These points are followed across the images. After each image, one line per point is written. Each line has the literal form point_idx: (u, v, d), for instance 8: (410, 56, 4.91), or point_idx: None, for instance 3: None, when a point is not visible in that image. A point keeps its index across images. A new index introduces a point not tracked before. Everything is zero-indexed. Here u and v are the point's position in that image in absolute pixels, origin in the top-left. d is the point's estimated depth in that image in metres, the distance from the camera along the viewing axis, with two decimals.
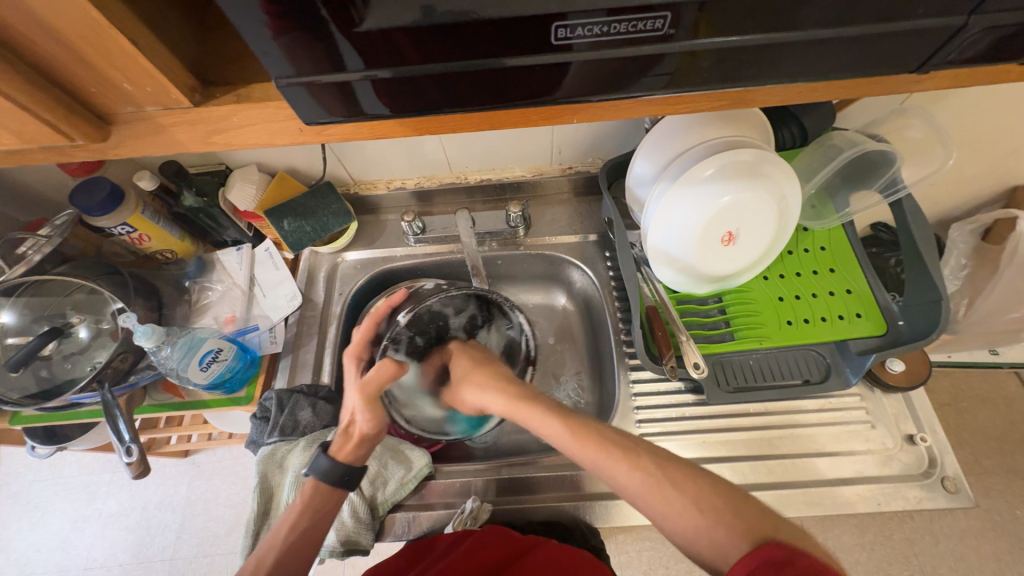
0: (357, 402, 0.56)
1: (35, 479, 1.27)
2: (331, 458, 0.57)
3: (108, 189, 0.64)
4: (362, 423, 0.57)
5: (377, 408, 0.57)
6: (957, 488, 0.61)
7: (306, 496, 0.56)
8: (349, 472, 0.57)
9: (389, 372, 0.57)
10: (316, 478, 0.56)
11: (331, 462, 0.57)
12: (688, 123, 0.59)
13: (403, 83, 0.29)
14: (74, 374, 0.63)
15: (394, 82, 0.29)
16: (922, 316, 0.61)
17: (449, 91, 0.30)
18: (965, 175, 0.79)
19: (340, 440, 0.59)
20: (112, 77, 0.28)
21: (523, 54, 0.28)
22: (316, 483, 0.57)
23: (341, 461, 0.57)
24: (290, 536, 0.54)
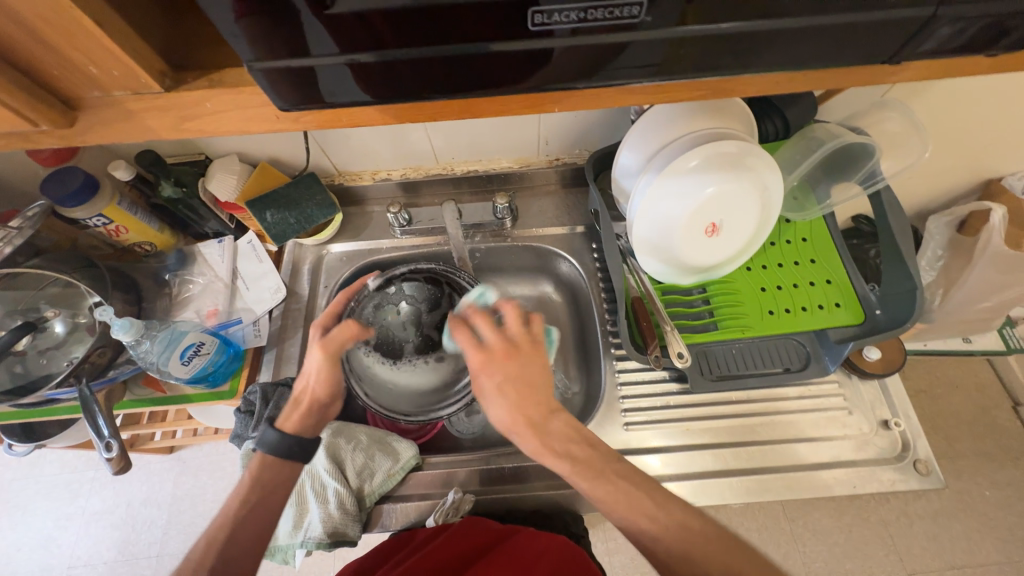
0: (316, 359, 0.54)
1: (15, 477, 1.24)
2: (279, 430, 0.54)
3: (83, 178, 0.62)
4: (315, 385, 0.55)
5: (334, 369, 0.55)
6: (928, 470, 0.63)
7: (254, 472, 0.53)
8: (296, 443, 0.54)
9: (354, 332, 0.55)
10: (262, 451, 0.53)
11: (279, 434, 0.53)
12: (673, 114, 0.60)
13: (381, 68, 0.28)
14: (51, 370, 0.61)
15: (371, 67, 0.28)
16: (898, 305, 0.63)
17: (428, 78, 0.29)
18: (942, 168, 0.81)
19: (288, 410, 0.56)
20: (77, 60, 0.27)
21: (505, 40, 0.28)
22: (265, 457, 0.53)
23: (288, 433, 0.54)
24: (237, 511, 0.51)
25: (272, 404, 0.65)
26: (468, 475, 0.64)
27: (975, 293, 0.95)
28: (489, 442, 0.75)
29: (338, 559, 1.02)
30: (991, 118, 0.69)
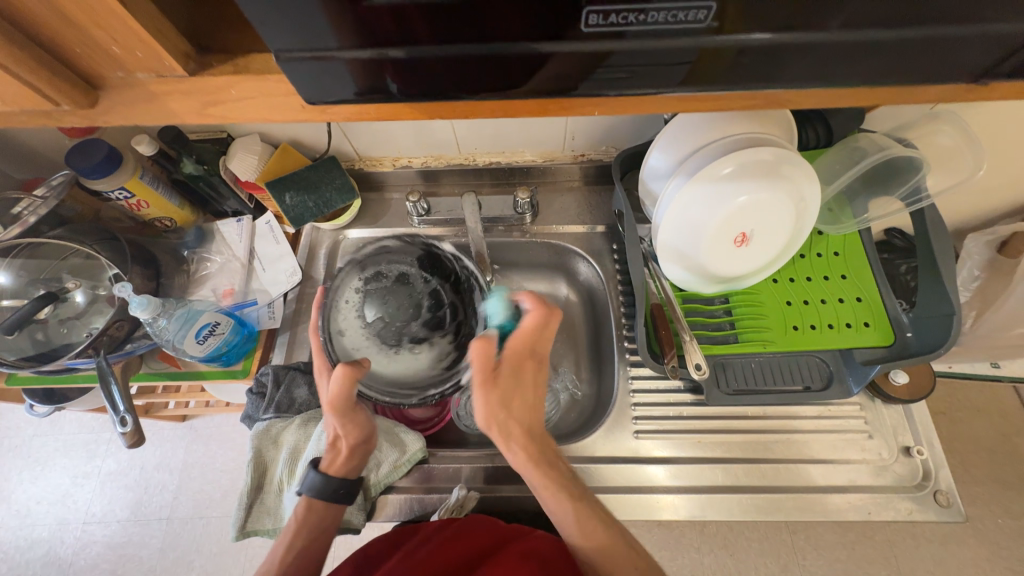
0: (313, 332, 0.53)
1: (35, 433, 1.29)
2: (320, 473, 0.56)
3: (106, 150, 0.62)
4: (347, 437, 0.55)
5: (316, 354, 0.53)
6: (948, 502, 0.61)
7: (300, 517, 0.56)
8: (334, 484, 0.56)
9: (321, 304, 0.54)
10: (309, 495, 0.56)
11: (320, 476, 0.56)
12: (710, 116, 0.57)
13: (414, 64, 0.27)
14: (71, 340, 0.63)
15: (404, 64, 0.27)
16: (932, 330, 0.60)
17: (463, 77, 0.28)
18: (989, 186, 0.77)
19: (331, 454, 0.57)
20: (100, 39, 0.26)
21: (556, 39, 0.26)
22: (309, 501, 0.56)
23: (333, 477, 0.56)
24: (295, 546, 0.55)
25: (284, 389, 0.65)
26: (472, 473, 0.65)
27: (1010, 318, 0.91)
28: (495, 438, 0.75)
29: (340, 536, 1.04)
30: None
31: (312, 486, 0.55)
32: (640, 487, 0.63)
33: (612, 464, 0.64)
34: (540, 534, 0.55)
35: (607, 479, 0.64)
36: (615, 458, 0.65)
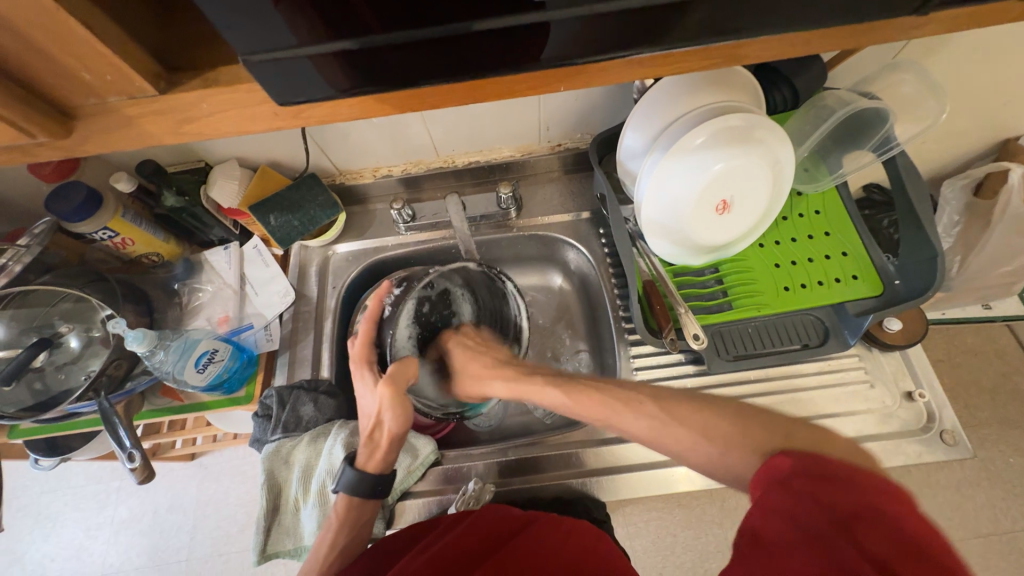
0: (363, 322, 0.61)
1: (43, 490, 1.27)
2: (359, 470, 0.57)
3: (86, 192, 0.62)
4: (390, 423, 0.56)
5: (366, 342, 0.60)
6: (955, 440, 0.63)
7: (342, 510, 0.57)
8: (379, 480, 0.58)
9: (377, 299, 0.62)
10: (346, 493, 0.57)
11: (360, 473, 0.57)
12: (678, 90, 0.58)
13: (366, 54, 0.28)
14: (69, 385, 0.62)
15: (349, 54, 0.27)
16: (919, 274, 0.61)
17: (424, 63, 0.29)
18: (957, 130, 0.78)
19: (366, 450, 0.58)
20: (69, 66, 0.26)
21: (487, 17, 0.27)
22: (348, 498, 0.57)
23: (369, 473, 0.57)
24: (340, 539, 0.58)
25: (289, 409, 0.65)
26: (485, 467, 0.65)
27: (994, 257, 0.93)
28: (505, 433, 0.76)
29: None
30: (1009, 74, 0.66)
31: (348, 484, 0.56)
32: (653, 462, 0.64)
33: (624, 443, 0.65)
34: (551, 516, 0.56)
35: (620, 458, 0.64)
36: (625, 437, 0.65)
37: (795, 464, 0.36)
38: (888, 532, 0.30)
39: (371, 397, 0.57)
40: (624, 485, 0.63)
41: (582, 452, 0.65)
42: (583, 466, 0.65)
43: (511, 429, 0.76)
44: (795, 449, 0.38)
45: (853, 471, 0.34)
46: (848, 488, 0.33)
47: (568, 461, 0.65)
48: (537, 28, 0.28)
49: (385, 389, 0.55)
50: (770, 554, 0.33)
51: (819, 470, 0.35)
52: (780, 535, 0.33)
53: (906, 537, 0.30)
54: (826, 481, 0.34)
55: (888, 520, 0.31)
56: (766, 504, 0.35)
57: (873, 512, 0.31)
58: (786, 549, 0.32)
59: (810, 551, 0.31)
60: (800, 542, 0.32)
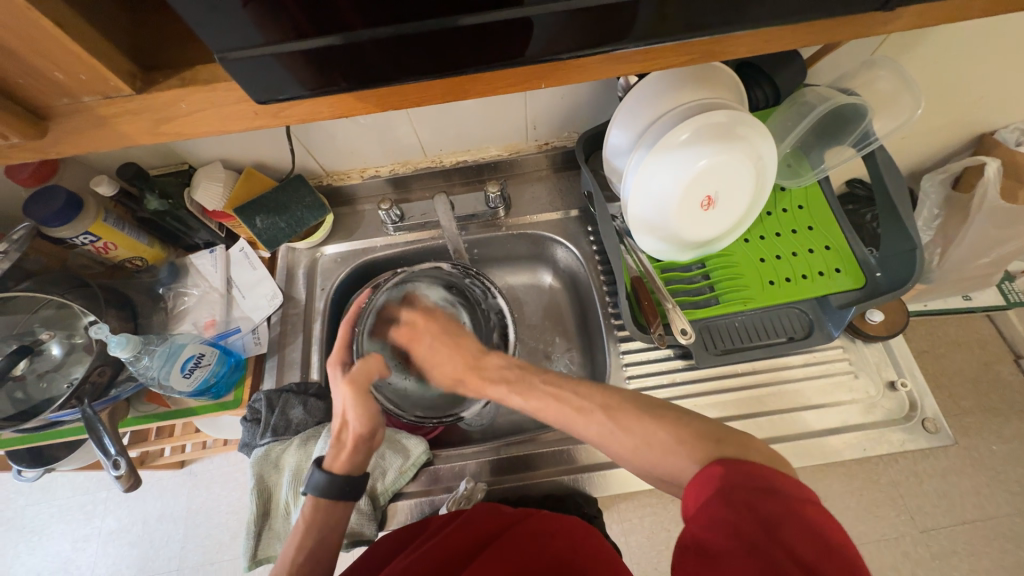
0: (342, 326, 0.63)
1: (28, 503, 1.24)
2: (325, 471, 0.56)
3: (65, 197, 0.61)
4: (355, 423, 0.57)
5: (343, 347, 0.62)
6: (937, 428, 0.64)
7: (309, 513, 0.56)
8: (348, 481, 0.56)
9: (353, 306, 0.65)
10: (315, 494, 0.56)
11: (327, 475, 0.56)
12: (661, 88, 0.58)
13: (352, 50, 0.27)
14: (53, 393, 0.61)
15: (326, 52, 0.27)
16: (898, 266, 0.62)
17: (406, 57, 0.29)
18: (935, 125, 0.80)
19: (333, 451, 0.58)
20: (39, 65, 0.25)
21: (473, 12, 0.27)
22: (316, 500, 0.56)
23: (337, 474, 0.56)
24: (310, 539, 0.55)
25: (279, 412, 0.65)
26: (478, 467, 0.65)
27: (973, 249, 0.95)
28: (497, 432, 0.76)
29: None
30: (981, 70, 0.68)
31: (317, 485, 0.55)
32: None
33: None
34: (542, 514, 0.56)
35: (612, 453, 0.65)
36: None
37: (727, 473, 0.38)
38: (806, 533, 0.33)
39: (337, 398, 0.59)
40: (616, 479, 0.64)
41: (574, 448, 0.65)
42: (576, 461, 0.65)
43: (503, 428, 0.76)
44: (727, 457, 0.40)
45: (777, 479, 0.36)
46: (772, 495, 0.35)
47: (560, 457, 0.65)
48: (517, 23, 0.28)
49: (348, 388, 0.58)
50: (709, 561, 0.34)
51: (748, 477, 0.37)
52: (719, 540, 0.34)
53: (823, 540, 0.32)
54: (754, 490, 0.36)
55: (808, 525, 0.33)
56: (704, 515, 0.36)
57: (795, 515, 0.34)
58: (722, 555, 0.33)
59: (745, 553, 0.32)
60: (736, 545, 0.33)
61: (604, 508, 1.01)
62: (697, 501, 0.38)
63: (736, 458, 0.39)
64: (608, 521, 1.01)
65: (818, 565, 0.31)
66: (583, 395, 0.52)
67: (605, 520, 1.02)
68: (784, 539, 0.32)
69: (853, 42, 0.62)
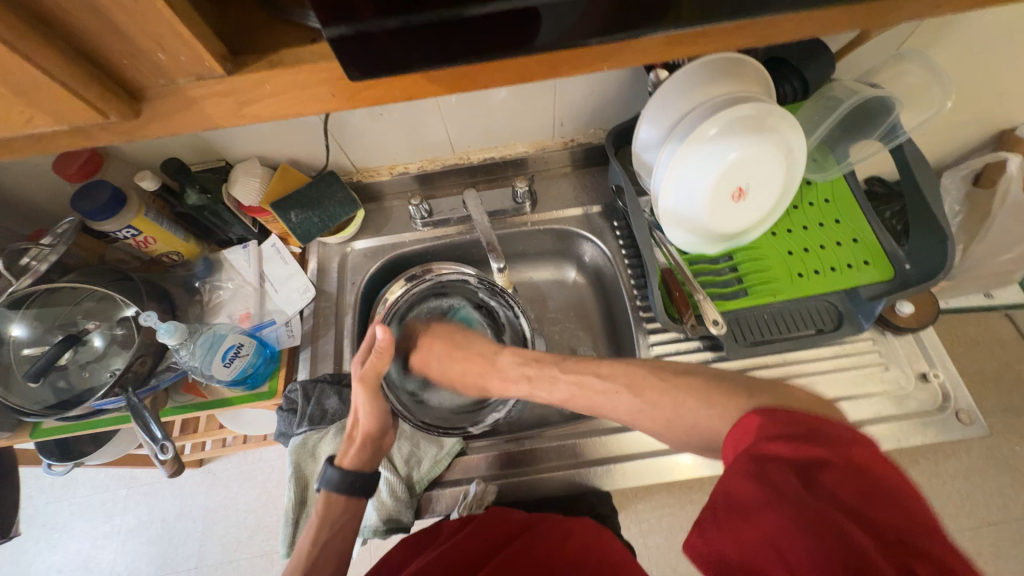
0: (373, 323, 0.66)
1: (49, 500, 1.26)
2: (337, 470, 0.60)
3: (110, 191, 0.63)
4: (364, 420, 0.61)
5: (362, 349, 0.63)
6: (971, 418, 0.64)
7: (323, 509, 0.60)
8: (357, 477, 0.61)
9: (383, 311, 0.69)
10: (327, 491, 0.60)
11: (339, 472, 0.60)
12: (693, 81, 0.59)
13: (362, 42, 0.29)
14: (93, 383, 0.62)
15: (402, 32, 0.29)
16: (927, 259, 0.63)
17: (439, 46, 0.30)
18: (958, 120, 0.81)
19: (343, 447, 0.62)
20: (145, 46, 0.27)
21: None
22: (327, 495, 0.61)
23: (348, 470, 0.60)
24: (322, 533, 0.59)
25: (316, 401, 0.66)
26: (487, 465, 0.65)
27: (995, 246, 0.95)
28: (525, 425, 0.77)
29: None
30: (1007, 63, 0.69)
31: (331, 481, 0.60)
32: (676, 447, 0.65)
33: (629, 432, 0.66)
34: (554, 518, 0.57)
35: (642, 445, 0.65)
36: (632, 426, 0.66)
37: (765, 425, 0.36)
38: (850, 477, 0.31)
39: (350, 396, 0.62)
40: (647, 471, 0.64)
41: (582, 443, 0.66)
42: (603, 452, 0.65)
43: (531, 421, 0.77)
44: (764, 408, 0.39)
45: (818, 427, 0.35)
46: (814, 442, 0.34)
47: (566, 452, 0.66)
48: (523, 16, 0.29)
49: (359, 386, 0.60)
50: (740, 509, 0.33)
51: (789, 428, 0.35)
52: (751, 490, 0.33)
53: (870, 481, 0.31)
54: (790, 438, 0.34)
55: (853, 469, 0.32)
56: (737, 466, 0.35)
57: (838, 460, 0.32)
58: (755, 505, 0.32)
59: (781, 501, 0.31)
60: (771, 493, 0.32)
61: (623, 507, 1.01)
62: (733, 456, 0.37)
63: (777, 408, 0.38)
64: (626, 521, 1.01)
65: (866, 507, 0.30)
66: (621, 380, 0.53)
67: (622, 520, 1.01)
68: (826, 483, 0.31)
69: (881, 37, 0.63)
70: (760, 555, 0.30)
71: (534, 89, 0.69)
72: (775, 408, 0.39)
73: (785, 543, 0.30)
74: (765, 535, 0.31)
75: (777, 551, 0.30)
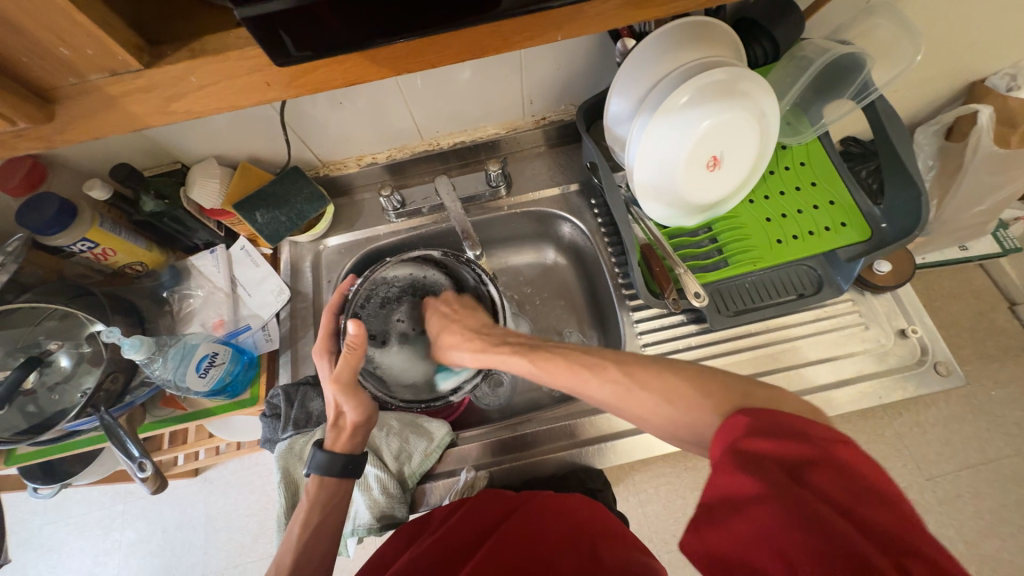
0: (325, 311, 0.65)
1: (43, 522, 1.23)
2: (328, 452, 0.58)
3: (58, 204, 0.59)
4: (352, 412, 0.60)
5: (325, 339, 0.63)
6: (949, 370, 0.66)
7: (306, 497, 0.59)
8: (350, 460, 0.59)
9: (345, 286, 0.67)
10: (319, 474, 0.58)
11: (329, 455, 0.58)
12: (663, 46, 0.56)
13: (302, 15, 0.26)
14: (65, 405, 0.59)
15: (341, 5, 0.26)
16: (902, 216, 0.63)
17: (379, 20, 0.27)
18: (929, 73, 0.80)
19: (333, 434, 0.60)
20: (46, 41, 0.25)
21: None
22: (320, 479, 0.58)
23: (339, 453, 0.59)
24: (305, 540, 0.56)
25: (299, 405, 0.66)
26: (479, 453, 0.65)
27: (968, 198, 0.96)
28: (514, 410, 0.77)
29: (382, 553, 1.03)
30: (976, 10, 0.67)
31: (320, 466, 0.58)
32: None
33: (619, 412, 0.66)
34: (545, 495, 0.57)
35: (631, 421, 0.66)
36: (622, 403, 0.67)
37: (752, 422, 0.36)
38: (839, 475, 0.31)
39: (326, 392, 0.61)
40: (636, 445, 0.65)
41: (575, 423, 0.66)
42: (592, 431, 0.66)
43: (521, 406, 0.77)
44: (752, 408, 0.39)
45: (804, 424, 0.35)
46: (801, 439, 0.34)
47: (558, 433, 0.66)
48: None
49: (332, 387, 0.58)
50: (735, 503, 0.33)
51: (771, 427, 0.35)
52: (748, 485, 0.33)
53: (856, 477, 0.31)
54: (780, 435, 0.35)
55: (841, 467, 0.32)
56: (727, 463, 0.35)
57: (825, 458, 0.33)
58: (752, 499, 0.32)
59: (780, 496, 0.31)
60: (769, 489, 0.32)
61: (619, 481, 1.02)
62: (719, 451, 0.37)
63: (768, 411, 0.37)
64: (622, 494, 1.03)
65: (857, 505, 0.30)
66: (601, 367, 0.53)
67: (619, 493, 1.03)
68: (818, 482, 0.31)
69: None
70: (757, 548, 0.31)
71: (499, 65, 0.66)
72: (756, 408, 0.39)
73: (784, 536, 0.29)
74: (760, 528, 0.31)
75: (772, 542, 0.30)
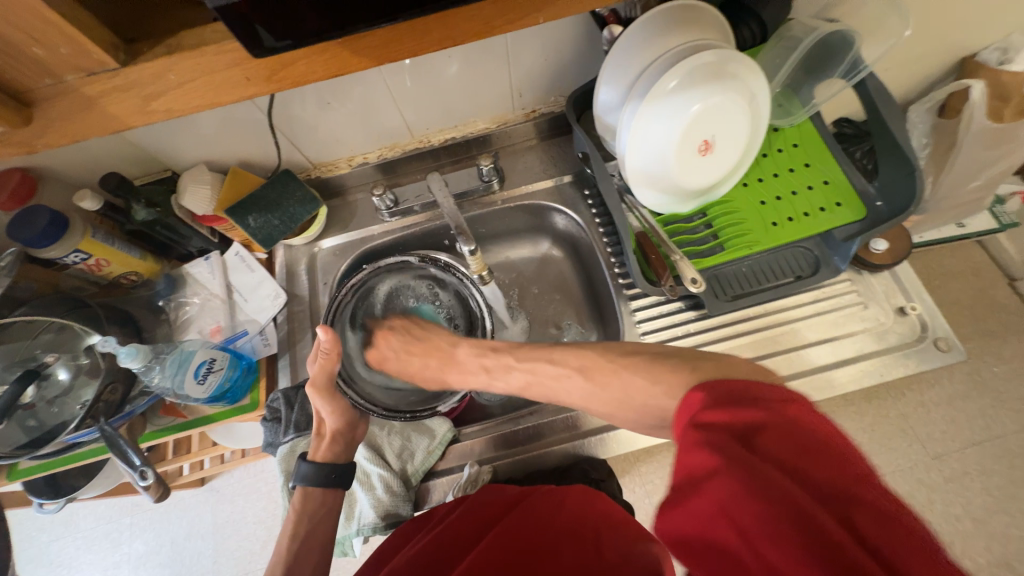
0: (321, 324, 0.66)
1: (52, 538, 1.23)
2: (311, 463, 0.60)
3: (49, 215, 0.59)
4: (330, 418, 0.62)
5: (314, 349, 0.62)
6: (949, 346, 0.65)
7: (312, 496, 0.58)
8: (335, 469, 0.61)
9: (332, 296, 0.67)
10: (304, 485, 0.60)
11: (312, 466, 0.60)
12: (649, 32, 0.56)
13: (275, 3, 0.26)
14: (65, 417, 0.59)
15: None
16: (899, 192, 0.62)
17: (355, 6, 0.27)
18: (919, 49, 0.80)
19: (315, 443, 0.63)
20: (18, 41, 0.25)
21: None
22: (306, 490, 0.60)
23: (322, 463, 0.61)
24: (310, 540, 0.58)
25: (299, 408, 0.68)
26: (482, 449, 0.65)
27: (964, 174, 0.95)
28: (516, 405, 0.76)
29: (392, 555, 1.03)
30: None
31: (305, 476, 0.59)
32: None
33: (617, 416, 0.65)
34: (546, 488, 0.57)
35: None
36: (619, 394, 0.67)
37: (706, 397, 0.36)
38: (791, 436, 0.31)
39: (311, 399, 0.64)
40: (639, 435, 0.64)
41: (577, 414, 0.65)
42: (594, 422, 0.65)
43: (522, 400, 0.77)
44: (710, 381, 0.38)
45: (756, 389, 0.34)
46: (753, 405, 0.33)
47: (560, 426, 0.65)
48: None
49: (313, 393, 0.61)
50: (693, 482, 0.32)
51: (726, 396, 0.35)
52: (704, 460, 0.31)
53: (807, 438, 0.31)
54: (732, 403, 0.34)
55: (793, 428, 0.31)
56: (685, 440, 0.34)
57: (779, 421, 0.32)
58: (707, 475, 0.31)
59: (734, 468, 0.30)
60: (722, 462, 0.31)
61: (626, 473, 1.02)
62: (679, 429, 0.36)
63: (722, 380, 0.37)
64: (630, 486, 1.03)
65: (810, 468, 0.29)
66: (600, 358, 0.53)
67: (626, 485, 1.03)
68: (770, 449, 0.30)
69: None
70: (718, 527, 0.29)
71: (486, 59, 0.66)
72: (714, 379, 0.38)
73: (739, 510, 0.29)
74: (719, 504, 0.30)
75: (730, 517, 0.29)
